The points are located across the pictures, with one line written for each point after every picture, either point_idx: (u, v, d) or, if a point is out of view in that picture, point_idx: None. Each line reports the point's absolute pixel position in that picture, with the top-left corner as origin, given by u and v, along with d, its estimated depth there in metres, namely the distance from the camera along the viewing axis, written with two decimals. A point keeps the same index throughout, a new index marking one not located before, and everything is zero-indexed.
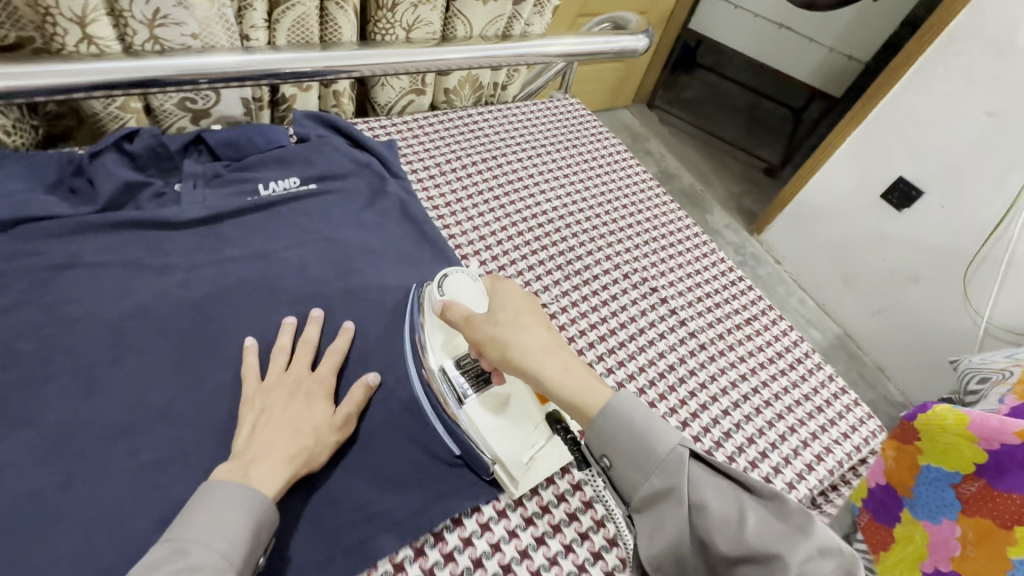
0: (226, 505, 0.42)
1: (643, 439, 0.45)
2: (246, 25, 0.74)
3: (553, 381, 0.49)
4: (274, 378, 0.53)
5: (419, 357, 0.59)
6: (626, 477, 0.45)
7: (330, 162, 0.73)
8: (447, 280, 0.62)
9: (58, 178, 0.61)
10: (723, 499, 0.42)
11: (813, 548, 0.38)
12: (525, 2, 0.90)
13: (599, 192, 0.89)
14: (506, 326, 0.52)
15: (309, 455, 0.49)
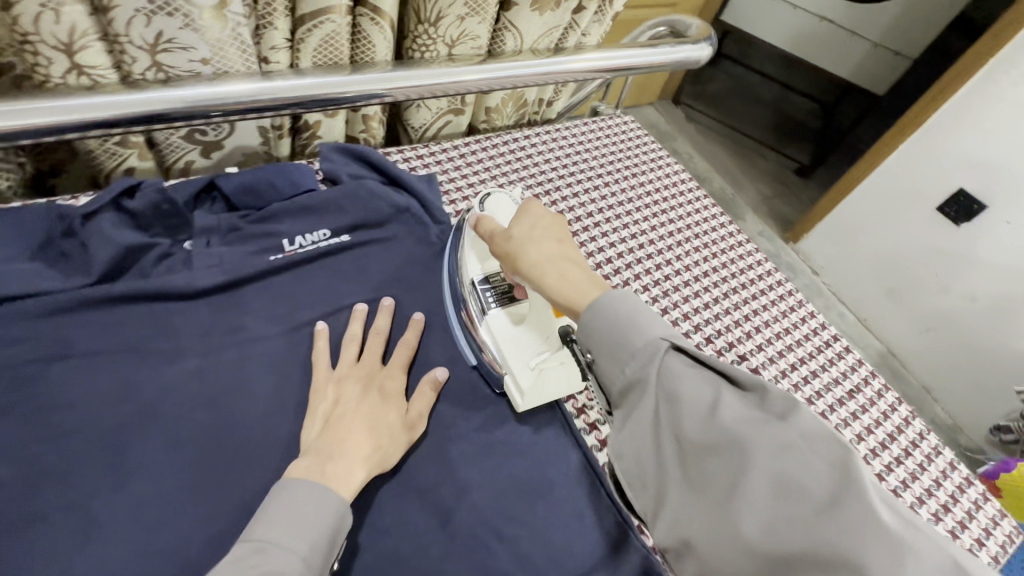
0: (301, 504, 0.39)
1: (624, 329, 0.38)
2: (266, 46, 0.63)
3: (574, 292, 0.43)
4: (345, 366, 0.52)
5: (453, 268, 0.59)
6: (605, 367, 0.38)
7: (366, 209, 0.62)
8: (487, 199, 0.59)
9: (46, 240, 0.51)
10: (700, 382, 0.35)
11: (805, 447, 0.31)
12: (584, 10, 0.78)
13: (668, 231, 0.78)
14: (526, 235, 0.49)
15: (383, 456, 0.47)
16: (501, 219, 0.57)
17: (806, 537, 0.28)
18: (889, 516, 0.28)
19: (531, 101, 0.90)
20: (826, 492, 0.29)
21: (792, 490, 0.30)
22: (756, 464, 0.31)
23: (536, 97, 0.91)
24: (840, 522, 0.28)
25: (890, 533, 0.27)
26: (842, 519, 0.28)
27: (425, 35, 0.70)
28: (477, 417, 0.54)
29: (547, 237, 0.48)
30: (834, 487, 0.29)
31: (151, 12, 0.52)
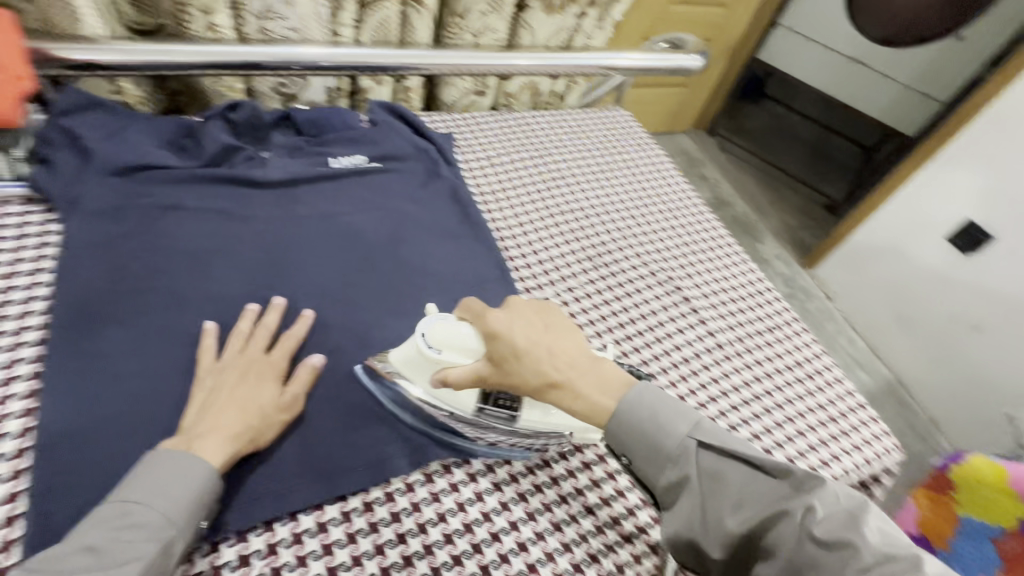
0: (162, 474, 0.44)
1: (653, 439, 0.47)
2: (338, 23, 0.84)
3: (589, 393, 0.50)
4: (229, 358, 0.54)
5: (424, 412, 0.57)
6: (645, 470, 0.48)
7: (394, 145, 0.82)
8: (431, 339, 0.53)
9: (173, 138, 0.73)
10: (747, 479, 0.44)
11: (796, 497, 0.42)
12: (588, 17, 0.96)
13: (638, 196, 0.93)
14: (539, 347, 0.52)
15: (255, 432, 0.50)
16: (468, 353, 0.53)
17: (830, 572, 0.38)
18: (870, 517, 0.40)
19: (544, 92, 1.10)
20: (884, 544, 0.38)
21: (780, 510, 0.42)
22: (762, 509, 0.43)
23: (549, 89, 1.10)
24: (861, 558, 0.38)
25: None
26: (873, 551, 0.38)
27: (457, 26, 0.90)
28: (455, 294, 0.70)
29: (543, 343, 0.52)
30: (844, 542, 0.39)
31: None
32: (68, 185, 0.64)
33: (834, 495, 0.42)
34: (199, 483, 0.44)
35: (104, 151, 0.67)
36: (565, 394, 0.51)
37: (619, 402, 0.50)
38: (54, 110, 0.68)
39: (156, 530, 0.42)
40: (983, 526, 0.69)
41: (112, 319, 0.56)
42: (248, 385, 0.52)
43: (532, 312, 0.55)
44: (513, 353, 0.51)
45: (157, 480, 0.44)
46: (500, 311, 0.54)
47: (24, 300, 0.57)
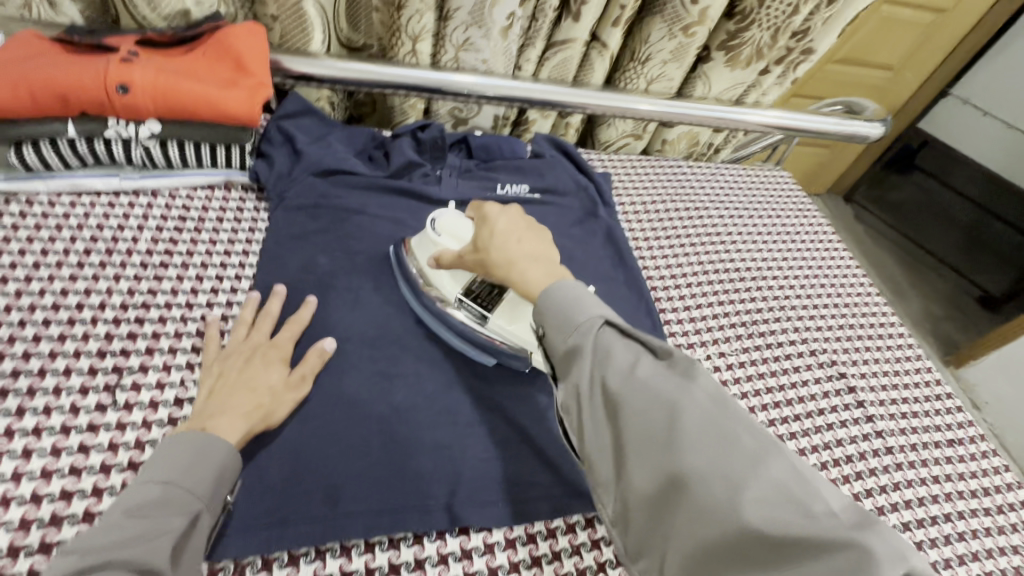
0: (179, 451, 0.45)
1: (567, 312, 0.48)
2: (523, 59, 0.88)
3: (538, 278, 0.53)
4: (234, 343, 0.57)
5: (433, 304, 0.62)
6: (552, 340, 0.48)
7: (557, 180, 0.83)
8: (438, 219, 0.64)
9: (365, 148, 0.80)
10: (625, 350, 0.46)
11: (658, 372, 0.43)
12: (770, 73, 0.89)
13: (799, 265, 0.87)
14: (503, 236, 0.57)
15: (264, 410, 0.51)
16: (461, 244, 0.63)
17: (727, 472, 0.37)
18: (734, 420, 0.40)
19: (702, 142, 1.07)
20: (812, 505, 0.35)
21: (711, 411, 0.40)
22: (670, 400, 0.41)
23: (708, 140, 1.08)
24: (849, 561, 0.31)
25: (871, 546, 0.31)
26: (742, 445, 0.38)
27: (634, 70, 0.90)
28: None
29: (516, 230, 0.58)
30: (840, 541, 0.32)
31: (468, 24, 0.81)
32: (280, 181, 0.72)
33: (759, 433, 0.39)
34: (220, 458, 0.46)
35: (313, 154, 0.74)
36: (516, 271, 0.54)
37: (560, 279, 0.52)
38: (279, 113, 0.77)
39: (182, 506, 0.43)
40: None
41: (302, 306, 0.62)
42: (256, 369, 0.54)
43: (517, 211, 0.61)
44: (490, 233, 0.58)
45: (175, 459, 0.44)
46: (496, 205, 0.62)
47: (235, 278, 0.65)
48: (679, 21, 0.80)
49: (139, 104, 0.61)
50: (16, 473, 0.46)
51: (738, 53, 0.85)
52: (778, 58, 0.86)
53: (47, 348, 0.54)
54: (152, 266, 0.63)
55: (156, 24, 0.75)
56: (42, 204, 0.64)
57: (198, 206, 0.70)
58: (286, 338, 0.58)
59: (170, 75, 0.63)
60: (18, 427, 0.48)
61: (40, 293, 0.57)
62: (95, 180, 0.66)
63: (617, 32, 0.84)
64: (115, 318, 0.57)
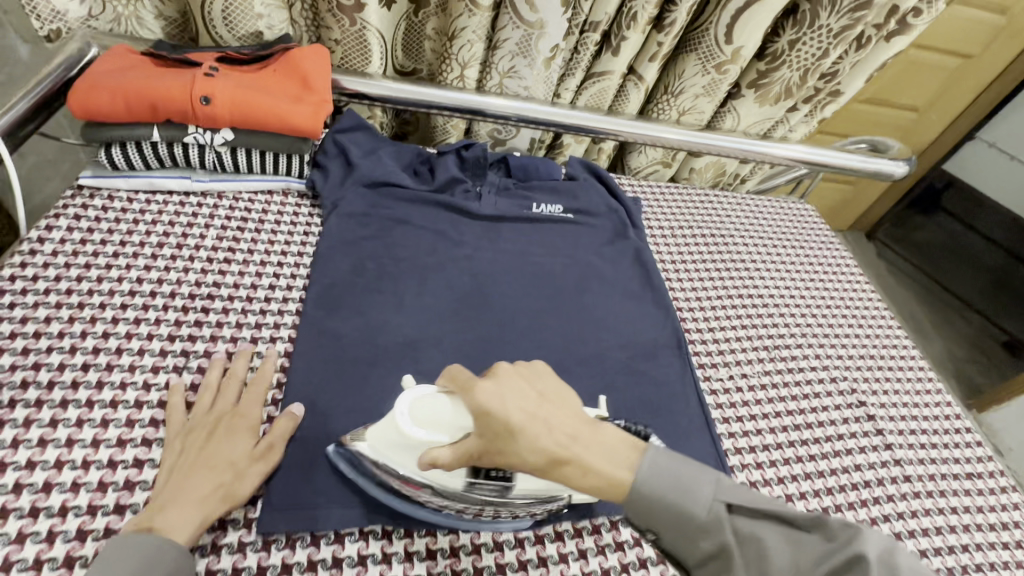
0: (127, 559, 0.43)
1: (684, 507, 0.44)
2: (562, 87, 0.93)
3: (598, 465, 0.45)
4: (199, 414, 0.55)
5: (391, 481, 0.52)
6: (674, 544, 0.45)
7: (590, 202, 0.87)
8: (415, 416, 0.48)
9: (411, 163, 0.86)
10: (781, 542, 0.42)
11: (793, 541, 0.42)
12: (798, 111, 0.94)
13: (822, 295, 0.90)
14: (529, 424, 0.44)
15: (227, 491, 0.49)
16: (451, 429, 0.47)
17: None
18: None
19: (729, 173, 1.11)
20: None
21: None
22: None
23: (734, 171, 1.11)
24: None
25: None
26: None
27: (667, 102, 0.95)
28: (630, 351, 0.72)
29: (539, 416, 0.45)
30: None
31: (514, 54, 0.86)
32: (333, 189, 0.78)
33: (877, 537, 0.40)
34: (174, 550, 0.45)
35: (364, 166, 0.80)
36: (570, 469, 0.44)
37: (633, 475, 0.45)
38: (335, 127, 0.83)
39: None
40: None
41: (350, 306, 0.67)
42: (218, 440, 0.52)
43: (523, 376, 0.48)
44: (508, 431, 0.43)
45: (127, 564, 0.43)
46: (487, 376, 0.47)
47: (290, 277, 0.70)
48: (713, 58, 0.85)
49: (218, 115, 0.67)
50: (95, 440, 0.53)
51: (768, 90, 0.89)
52: (806, 97, 0.91)
53: (123, 331, 0.60)
54: (216, 261, 0.69)
55: (230, 42, 0.82)
56: (123, 200, 0.71)
57: (259, 208, 0.76)
58: (249, 406, 0.56)
59: (247, 89, 0.69)
60: (98, 399, 0.55)
61: (119, 280, 0.64)
62: (170, 180, 0.72)
63: (653, 67, 0.89)
64: (183, 306, 0.64)
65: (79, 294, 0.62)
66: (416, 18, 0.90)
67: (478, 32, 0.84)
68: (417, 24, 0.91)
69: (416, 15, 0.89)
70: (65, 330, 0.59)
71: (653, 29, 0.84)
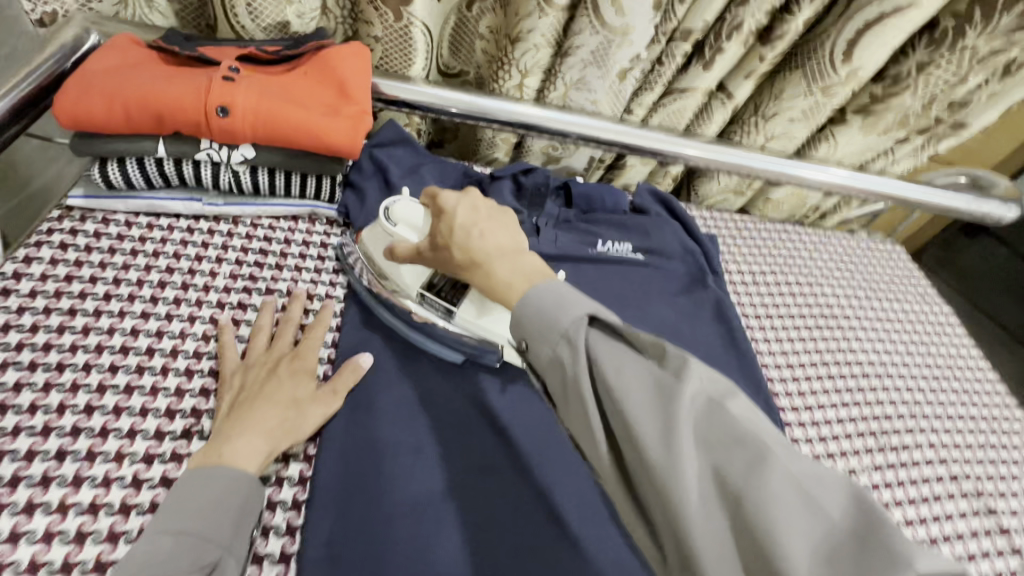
0: (200, 491, 0.43)
1: (549, 317, 0.38)
2: (634, 103, 0.80)
3: (507, 274, 0.43)
4: (255, 352, 0.55)
5: (394, 305, 0.60)
6: (540, 358, 0.38)
7: (664, 241, 0.75)
8: (391, 208, 0.59)
9: (458, 186, 0.74)
10: (614, 351, 0.37)
11: (696, 404, 0.34)
12: (909, 142, 0.80)
13: (924, 366, 0.78)
14: (465, 223, 0.47)
15: (291, 425, 0.50)
16: (417, 232, 0.56)
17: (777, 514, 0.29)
18: (755, 425, 0.33)
19: (809, 205, 0.98)
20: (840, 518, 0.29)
21: (847, 534, 0.29)
22: (656, 409, 0.34)
23: (816, 203, 0.98)
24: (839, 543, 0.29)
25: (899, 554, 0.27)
26: (752, 455, 0.31)
27: (754, 126, 0.82)
28: None
29: (478, 223, 0.46)
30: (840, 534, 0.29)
31: (587, 63, 0.73)
32: (370, 217, 0.66)
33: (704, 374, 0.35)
34: (242, 498, 0.44)
35: (406, 191, 0.68)
36: (483, 275, 0.44)
37: (530, 290, 0.41)
38: (372, 140, 0.71)
39: (199, 555, 0.40)
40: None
41: None
42: (279, 380, 0.52)
43: (481, 200, 0.49)
44: (450, 233, 0.47)
45: (197, 498, 0.43)
46: (454, 194, 0.50)
47: None
48: (823, 79, 0.72)
49: (237, 129, 0.55)
50: (66, 563, 0.42)
51: (881, 119, 0.76)
52: (923, 127, 0.77)
53: (111, 403, 0.50)
54: (229, 307, 0.58)
55: (253, 34, 0.70)
56: (120, 226, 0.60)
57: (280, 238, 0.64)
58: (303, 351, 0.56)
59: (273, 98, 0.57)
60: (74, 501, 0.45)
61: (110, 331, 0.53)
62: (175, 202, 0.61)
63: (747, 85, 0.75)
64: (187, 367, 0.53)
65: (60, 350, 0.51)
66: (470, 13, 0.76)
67: (546, 36, 0.71)
68: (470, 21, 0.77)
69: (470, 10, 0.76)
70: (39, 402, 0.48)
71: (756, 42, 0.71)
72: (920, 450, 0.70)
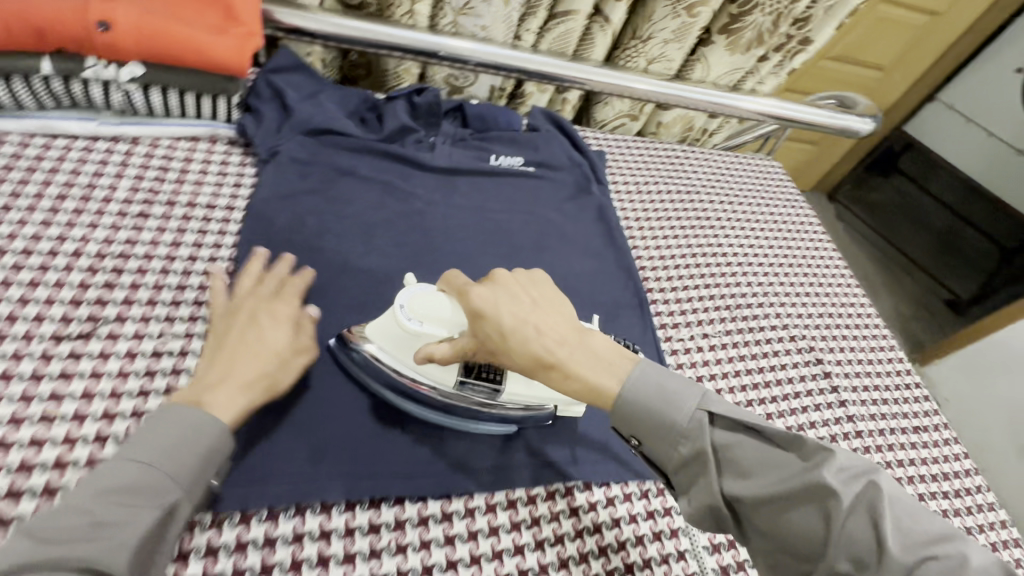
0: (166, 428, 0.44)
1: (660, 412, 0.49)
2: (522, 29, 0.87)
3: (587, 372, 0.50)
4: (241, 295, 0.55)
5: (390, 378, 0.55)
6: (658, 451, 0.49)
7: (553, 155, 0.83)
8: (410, 305, 0.53)
9: (356, 109, 0.78)
10: (734, 439, 0.48)
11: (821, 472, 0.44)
12: (769, 60, 0.91)
13: (785, 253, 0.89)
14: (528, 317, 0.51)
15: (269, 381, 0.50)
16: (446, 325, 0.53)
17: (907, 537, 0.41)
18: (904, 513, 0.42)
19: (696, 127, 1.07)
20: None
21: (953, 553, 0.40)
22: (794, 491, 0.44)
23: (703, 125, 1.08)
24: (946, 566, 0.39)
25: (961, 556, 0.39)
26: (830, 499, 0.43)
27: (634, 49, 0.90)
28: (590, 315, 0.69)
29: (531, 321, 0.51)
30: (948, 555, 0.40)
31: None
32: (268, 135, 0.70)
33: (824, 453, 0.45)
34: (209, 442, 0.45)
35: (301, 111, 0.72)
36: (558, 374, 0.50)
37: (621, 385, 0.50)
38: (268, 67, 0.74)
39: (157, 494, 0.42)
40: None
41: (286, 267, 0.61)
42: (259, 328, 0.52)
43: (519, 285, 0.54)
44: (501, 335, 0.50)
45: (166, 436, 0.44)
46: (482, 287, 0.53)
47: (219, 233, 0.63)
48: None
49: (121, 44, 0.59)
50: None
51: (739, 37, 0.86)
52: (778, 44, 0.88)
53: (18, 294, 0.53)
54: (130, 216, 0.61)
55: None
56: (15, 144, 0.61)
57: (180, 158, 0.67)
58: (286, 296, 0.57)
59: (155, 16, 0.60)
60: None
61: (12, 237, 0.56)
62: (71, 123, 0.64)
63: (620, 8, 0.84)
64: (90, 267, 0.56)
65: None
66: None
67: None
68: None
69: None
70: None
71: None
72: (777, 318, 0.78)
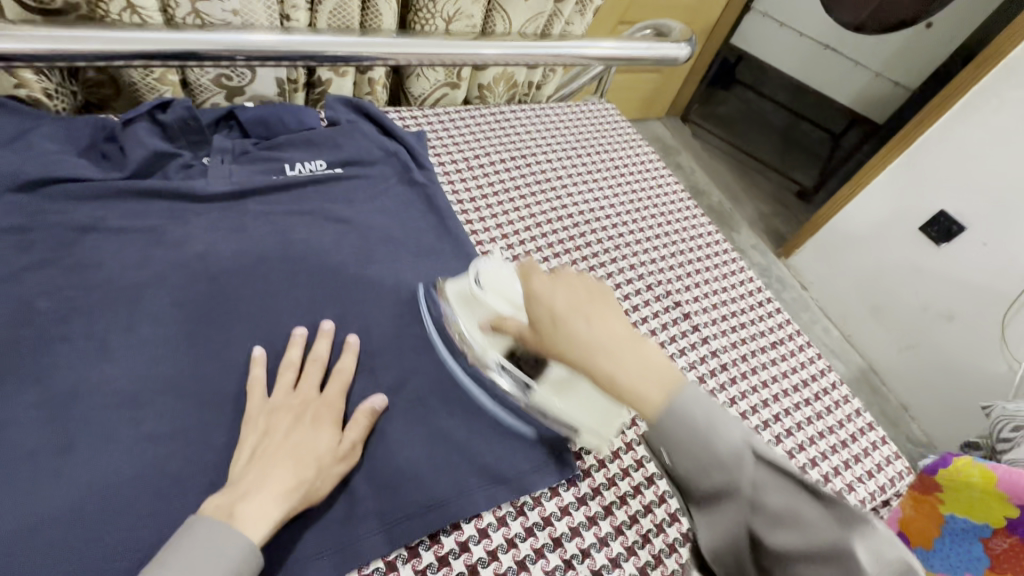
0: (195, 550, 0.39)
1: (702, 436, 0.36)
2: (288, 6, 0.74)
3: (627, 372, 0.41)
4: (281, 394, 0.51)
5: (460, 347, 0.58)
6: (687, 471, 0.36)
7: (359, 149, 0.72)
8: (481, 279, 0.56)
9: (91, 142, 0.62)
10: (782, 490, 0.34)
11: (859, 537, 0.32)
12: (569, 0, 0.88)
13: (633, 199, 0.88)
14: (564, 305, 0.45)
15: (309, 488, 0.45)
16: (511, 304, 0.54)
17: None
18: None
19: (521, 83, 1.02)
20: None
21: None
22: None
23: (526, 80, 1.03)
24: None
25: None
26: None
27: (426, 10, 0.80)
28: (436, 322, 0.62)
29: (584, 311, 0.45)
30: None
31: None
32: None
33: (875, 535, 0.32)
34: (238, 552, 0.39)
35: None
36: (599, 378, 0.42)
37: (665, 395, 0.39)
38: None
39: None
40: (971, 527, 0.60)
41: (14, 377, 0.46)
42: (303, 432, 0.48)
43: (580, 281, 0.48)
44: (552, 319, 0.45)
45: (193, 555, 0.39)
46: (544, 275, 0.49)
47: None
48: None
49: None
50: None
51: None
52: None
53: None
54: None
55: None
56: None
57: None
58: (337, 388, 0.52)
59: None
60: None
61: None
62: None
63: None
64: None
65: None
66: None
67: None
68: None
69: None
70: None
71: None
72: (631, 272, 0.77)
